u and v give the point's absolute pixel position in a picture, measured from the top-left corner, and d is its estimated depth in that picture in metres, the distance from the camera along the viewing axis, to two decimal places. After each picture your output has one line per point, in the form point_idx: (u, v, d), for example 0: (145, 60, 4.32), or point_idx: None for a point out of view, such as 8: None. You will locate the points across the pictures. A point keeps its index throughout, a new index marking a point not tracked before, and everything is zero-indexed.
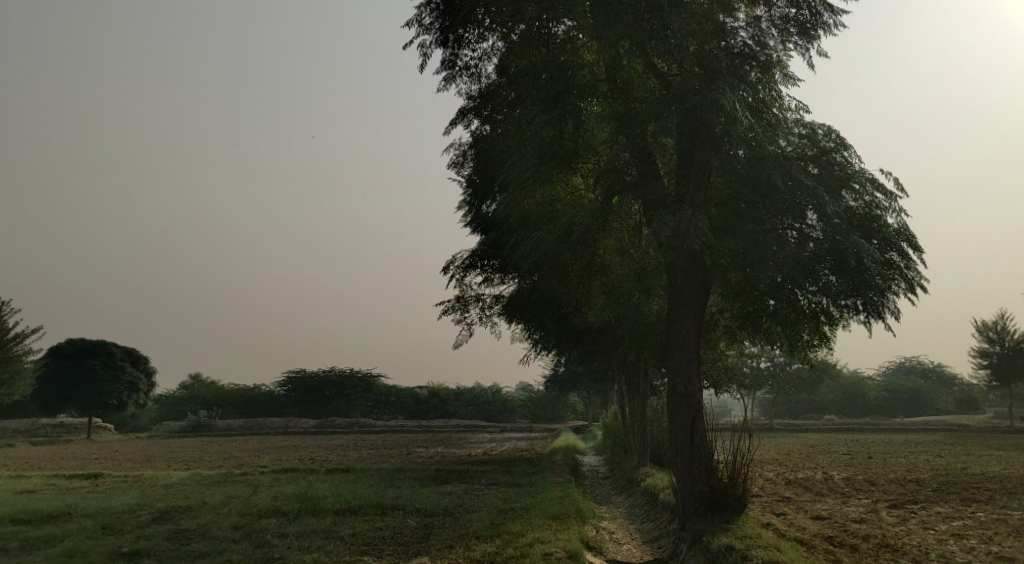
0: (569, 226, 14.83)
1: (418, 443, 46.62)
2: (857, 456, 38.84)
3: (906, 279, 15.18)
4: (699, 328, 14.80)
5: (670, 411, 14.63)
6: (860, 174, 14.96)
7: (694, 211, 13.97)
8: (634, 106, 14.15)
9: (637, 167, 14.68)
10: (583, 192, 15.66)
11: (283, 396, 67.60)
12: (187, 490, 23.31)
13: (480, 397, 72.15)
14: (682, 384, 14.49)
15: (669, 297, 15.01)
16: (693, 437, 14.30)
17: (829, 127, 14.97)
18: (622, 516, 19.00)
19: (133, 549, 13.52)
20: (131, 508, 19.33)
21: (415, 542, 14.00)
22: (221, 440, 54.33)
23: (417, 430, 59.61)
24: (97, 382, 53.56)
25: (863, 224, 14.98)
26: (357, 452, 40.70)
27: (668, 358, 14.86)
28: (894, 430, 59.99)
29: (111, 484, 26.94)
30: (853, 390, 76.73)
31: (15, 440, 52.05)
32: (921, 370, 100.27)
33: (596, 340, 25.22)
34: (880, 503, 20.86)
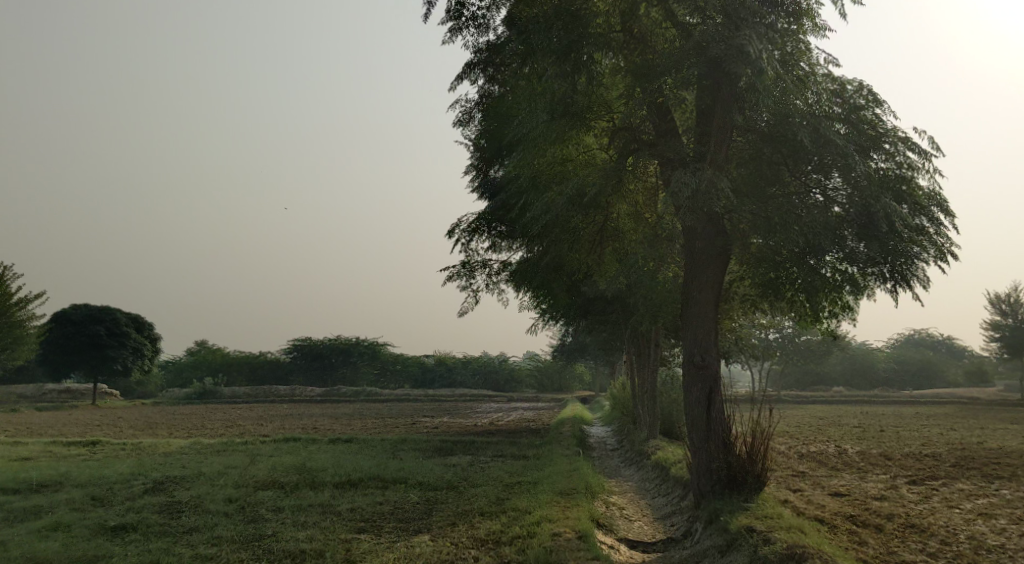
0: (581, 187, 13.74)
1: (423, 412, 46.21)
2: (868, 429, 38.19)
3: (936, 246, 14.27)
4: (718, 295, 13.95)
5: (685, 384, 13.80)
6: (893, 132, 14.01)
7: (714, 170, 13.04)
8: (652, 58, 13.17)
9: (654, 123, 13.79)
10: (597, 151, 14.72)
11: (288, 364, 67.20)
12: (186, 459, 22.73)
13: (487, 366, 71.78)
14: (698, 354, 13.64)
15: (686, 263, 14.13)
16: (710, 410, 13.44)
17: (860, 83, 14.01)
18: (633, 490, 18.30)
19: (120, 523, 12.87)
20: (127, 478, 18.76)
21: (416, 518, 13.32)
22: (227, 407, 54.03)
23: (423, 399, 59.22)
24: (102, 348, 53.14)
25: (895, 185, 14.04)
26: (363, 422, 40.21)
27: (683, 327, 14.02)
28: (904, 402, 59.41)
29: (110, 451, 26.46)
30: (862, 362, 76.05)
31: (19, 405, 51.78)
32: (930, 342, 99.32)
33: (606, 309, 24.46)
34: (899, 479, 20.11)
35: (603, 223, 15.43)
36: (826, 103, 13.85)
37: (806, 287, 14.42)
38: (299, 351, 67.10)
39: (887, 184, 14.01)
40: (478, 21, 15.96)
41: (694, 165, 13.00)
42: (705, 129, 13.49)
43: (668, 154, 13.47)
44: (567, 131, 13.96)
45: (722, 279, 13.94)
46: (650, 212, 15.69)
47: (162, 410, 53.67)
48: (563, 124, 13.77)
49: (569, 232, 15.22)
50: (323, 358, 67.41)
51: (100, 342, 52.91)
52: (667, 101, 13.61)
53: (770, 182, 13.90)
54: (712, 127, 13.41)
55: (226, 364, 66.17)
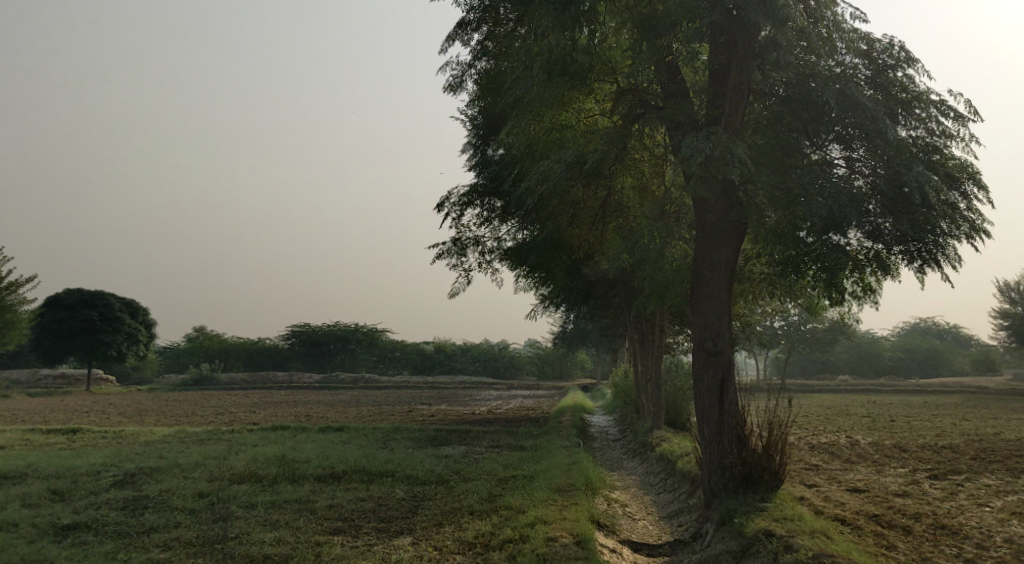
0: (581, 154, 12.42)
1: (422, 399, 45.25)
2: (878, 418, 37.00)
3: (970, 221, 12.97)
4: (732, 275, 12.69)
5: (696, 372, 12.58)
6: (926, 96, 12.70)
7: (731, 135, 11.68)
8: (660, 8, 11.77)
9: (662, 85, 12.45)
10: (599, 117, 13.42)
11: (287, 351, 66.15)
12: (166, 449, 21.57)
13: (487, 353, 70.67)
14: (710, 340, 12.41)
15: (696, 240, 12.89)
16: (723, 400, 12.22)
17: (890, 41, 12.66)
18: (635, 484, 17.14)
19: (74, 522, 11.72)
20: (98, 470, 17.61)
21: (399, 517, 12.14)
22: (222, 394, 52.95)
23: (421, 386, 58.06)
24: (96, 332, 52.04)
25: (926, 155, 12.72)
26: (359, 409, 39.13)
27: (692, 309, 12.79)
28: (910, 391, 58.24)
29: (91, 439, 25.40)
30: (868, 350, 74.89)
31: (10, 390, 50.74)
32: (936, 330, 97.91)
33: (609, 291, 23.26)
34: (919, 474, 18.88)
35: (605, 197, 14.15)
36: (856, 61, 12.50)
37: (827, 267, 13.14)
38: (297, 338, 66.00)
39: (918, 152, 12.67)
40: None
41: (706, 129, 11.66)
42: (719, 90, 12.13)
43: (676, 118, 12.16)
44: (566, 92, 12.71)
45: (736, 257, 12.68)
46: (656, 185, 14.43)
47: (156, 396, 52.61)
48: (562, 84, 12.49)
49: (569, 205, 13.95)
50: (322, 344, 66.44)
51: (93, 327, 51.79)
52: (677, 58, 12.25)
53: (789, 152, 12.58)
54: (727, 88, 12.00)
55: (224, 351, 65.09)
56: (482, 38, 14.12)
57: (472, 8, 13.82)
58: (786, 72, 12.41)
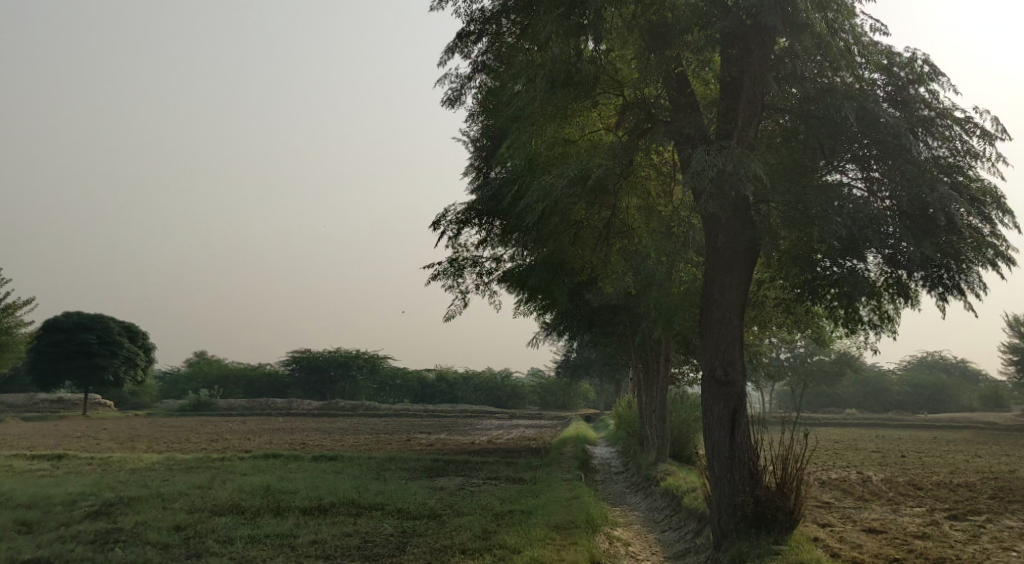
0: (585, 169, 11.73)
1: (421, 428, 44.30)
2: (888, 454, 35.99)
3: (998, 246, 12.19)
4: (744, 300, 11.91)
5: (705, 404, 11.78)
6: (950, 113, 11.97)
7: (744, 150, 10.96)
8: (668, 17, 11.12)
9: (670, 97, 11.75)
10: (604, 132, 12.74)
11: (286, 377, 65.34)
12: (151, 477, 20.70)
13: (489, 382, 69.67)
14: (720, 369, 11.63)
15: (706, 262, 12.15)
16: (734, 433, 11.40)
17: (915, 54, 11.88)
18: (638, 521, 16.28)
19: (35, 558, 10.91)
20: (74, 499, 16.77)
21: (385, 555, 11.30)
22: (219, 420, 52.05)
23: (422, 414, 57.06)
24: (93, 357, 51.25)
25: (951, 175, 11.96)
26: (357, 438, 38.22)
27: (702, 335, 12.02)
28: (920, 426, 56.97)
29: (76, 466, 24.51)
30: (875, 384, 73.75)
31: (5, 414, 49.90)
32: (943, 364, 96.49)
33: (613, 317, 22.53)
34: (937, 514, 17.97)
35: (609, 217, 13.46)
36: (880, 77, 11.80)
37: (844, 293, 12.39)
38: (298, 364, 65.19)
39: (944, 173, 11.91)
40: None
41: (718, 143, 10.95)
42: (731, 102, 11.42)
43: (686, 132, 11.44)
44: (569, 104, 12.05)
45: (749, 281, 11.91)
46: (663, 205, 13.74)
47: (151, 421, 51.71)
48: (563, 95, 11.83)
49: (570, 225, 13.27)
50: (323, 370, 65.62)
51: (90, 351, 51.01)
52: (688, 69, 11.55)
53: (806, 170, 11.82)
54: (740, 100, 11.29)
55: (223, 376, 64.23)
56: (483, 50, 13.47)
57: (472, 19, 13.18)
58: (803, 85, 11.65)
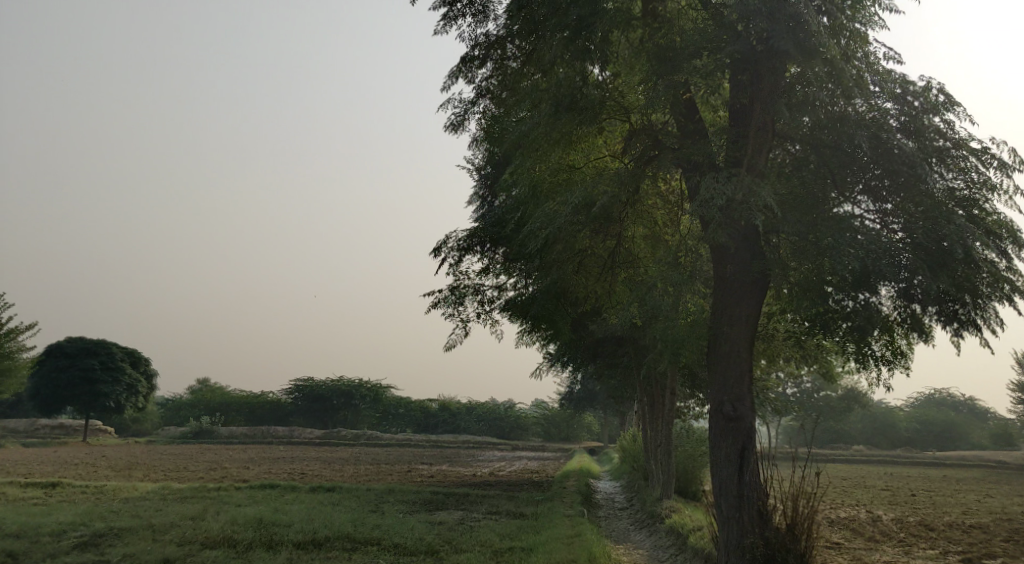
0: (590, 196, 11.46)
1: (423, 458, 43.74)
2: (898, 492, 35.35)
3: (1016, 281, 11.80)
4: (753, 333, 11.54)
5: (713, 441, 11.36)
6: (965, 144, 11.65)
7: (754, 178, 10.67)
8: (677, 43, 10.92)
9: (678, 124, 11.50)
10: (610, 159, 12.49)
11: (289, 405, 64.89)
12: (144, 507, 20.26)
13: (492, 413, 69.09)
14: (728, 404, 11.23)
15: (714, 294, 11.82)
16: (743, 472, 10.97)
17: (930, 83, 11.59)
18: (642, 560, 15.78)
19: None
20: (63, 529, 16.33)
21: None
22: (220, 448, 51.53)
23: (424, 445, 56.48)
24: (94, 383, 50.89)
25: (966, 208, 11.62)
26: (358, 468, 37.72)
27: (709, 369, 11.65)
28: (928, 464, 56.13)
29: (70, 494, 24.05)
30: (882, 420, 72.93)
31: (4, 439, 49.45)
32: (952, 401, 95.43)
33: (618, 349, 22.18)
34: (951, 556, 17.43)
35: (615, 246, 13.19)
36: (893, 107, 11.53)
37: (854, 326, 12.04)
38: (300, 392, 64.75)
39: (960, 205, 11.57)
40: (477, 7, 13.38)
41: (727, 170, 10.67)
42: (741, 129, 11.16)
43: (693, 159, 11.15)
44: (575, 130, 11.82)
45: (758, 313, 11.54)
46: (670, 234, 13.46)
47: (151, 449, 51.19)
48: (569, 121, 11.60)
49: (574, 254, 12.97)
50: (325, 399, 65.16)
51: (93, 377, 50.67)
52: (696, 95, 11.30)
53: (817, 200, 11.50)
54: (750, 127, 11.02)
55: (225, 404, 63.78)
56: (487, 75, 13.27)
57: (477, 43, 13.00)
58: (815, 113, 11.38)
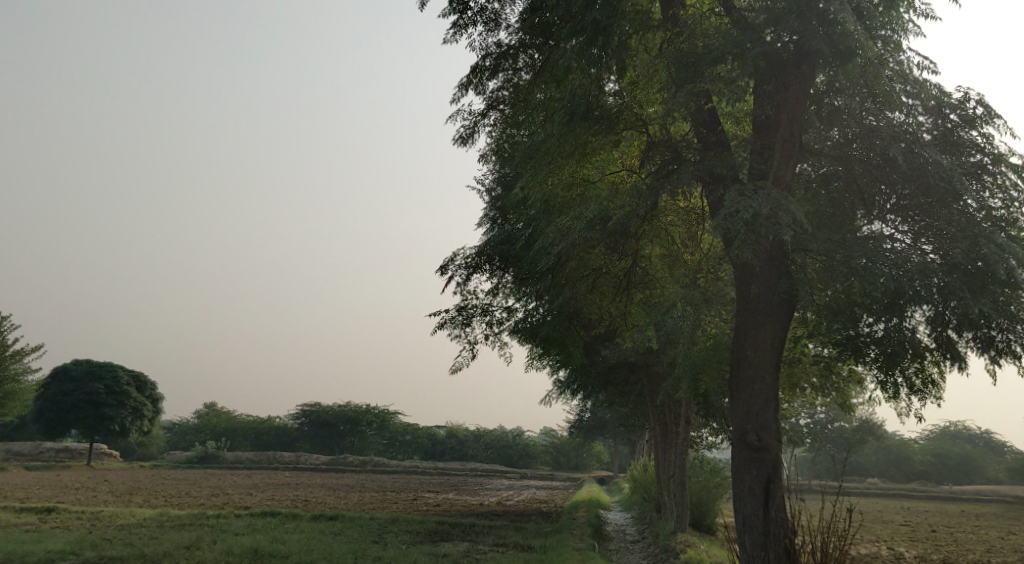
0: (606, 209, 10.85)
1: (429, 487, 42.84)
2: (918, 527, 34.26)
3: None
4: (780, 357, 10.80)
5: (735, 473, 10.61)
6: (1004, 158, 10.95)
7: (781, 191, 10.02)
8: (700, 48, 10.36)
9: (699, 136, 10.89)
10: (626, 174, 11.92)
11: (295, 431, 64.14)
12: (139, 535, 19.51)
13: (500, 441, 68.13)
14: (752, 433, 10.49)
15: (736, 315, 11.10)
16: (768, 506, 10.21)
17: (967, 92, 10.92)
18: None
19: None
20: (52, 558, 15.61)
21: None
22: (225, 474, 50.72)
23: (431, 472, 55.62)
24: (99, 406, 50.24)
25: (1006, 226, 10.87)
26: (363, 496, 36.85)
27: (731, 395, 10.91)
28: (946, 498, 54.81)
29: (65, 520, 23.34)
30: (896, 452, 71.51)
31: (7, 462, 48.75)
32: (968, 435, 93.58)
33: (630, 376, 21.45)
34: None
35: (631, 264, 12.58)
36: (929, 120, 10.86)
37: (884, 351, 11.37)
38: (307, 418, 64.01)
39: (999, 223, 10.84)
40: (488, 15, 12.86)
41: (752, 183, 10.03)
42: (767, 140, 10.53)
43: (716, 171, 10.50)
44: (590, 141, 11.26)
45: (785, 337, 10.81)
46: (689, 254, 12.91)
47: (154, 474, 50.40)
48: (584, 131, 11.09)
49: (588, 273, 12.34)
50: (332, 425, 64.38)
51: (98, 401, 50.04)
52: (719, 104, 10.70)
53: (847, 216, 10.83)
54: (776, 139, 10.42)
55: (230, 429, 63.00)
56: (498, 86, 12.68)
57: (488, 53, 12.42)
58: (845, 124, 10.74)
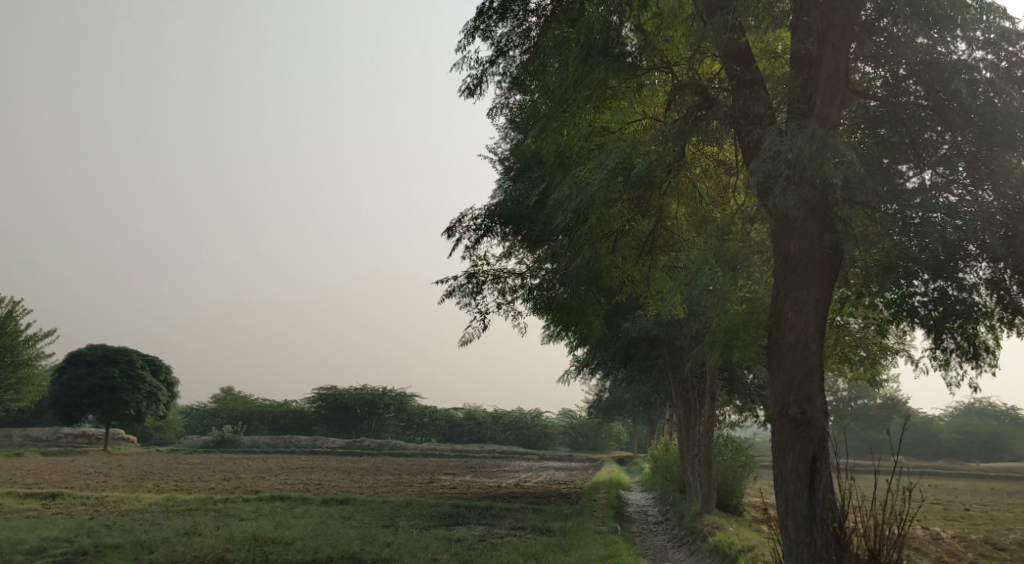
0: (628, 158, 9.82)
1: (446, 469, 42.10)
2: (951, 506, 33.09)
3: None
4: (825, 320, 9.69)
5: (777, 450, 9.55)
6: None
7: (826, 128, 8.88)
8: None
9: (732, 74, 9.74)
10: (647, 122, 10.88)
11: (312, 414, 63.58)
12: (141, 521, 18.70)
13: (519, 422, 67.37)
14: (795, 405, 9.42)
15: (774, 275, 10.00)
16: (814, 485, 9.16)
17: None
18: None
19: None
20: (44, 548, 14.71)
21: None
22: (240, 458, 50.19)
23: (449, 454, 54.98)
24: (115, 391, 49.66)
25: None
26: (378, 478, 36.14)
27: (771, 363, 9.83)
28: (975, 476, 53.37)
29: (70, 506, 22.60)
30: (921, 430, 70.12)
31: (24, 448, 48.40)
32: (993, 411, 91.74)
33: (652, 351, 20.42)
34: None
35: (656, 221, 11.59)
36: (989, 58, 9.70)
37: (927, 320, 10.28)
38: (324, 401, 63.46)
39: None
40: None
41: (793, 121, 8.89)
42: (807, 74, 9.37)
43: (752, 112, 9.37)
44: (610, 83, 10.20)
45: (830, 298, 9.69)
46: (719, 211, 11.88)
47: (170, 458, 49.90)
48: (603, 71, 10.03)
49: (609, 231, 11.32)
50: (349, 408, 63.79)
51: (113, 385, 49.45)
52: (754, 35, 9.54)
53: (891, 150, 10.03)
54: (819, 73, 9.16)
55: (247, 413, 62.58)
56: (505, 31, 11.26)
57: None
58: (895, 47, 9.94)
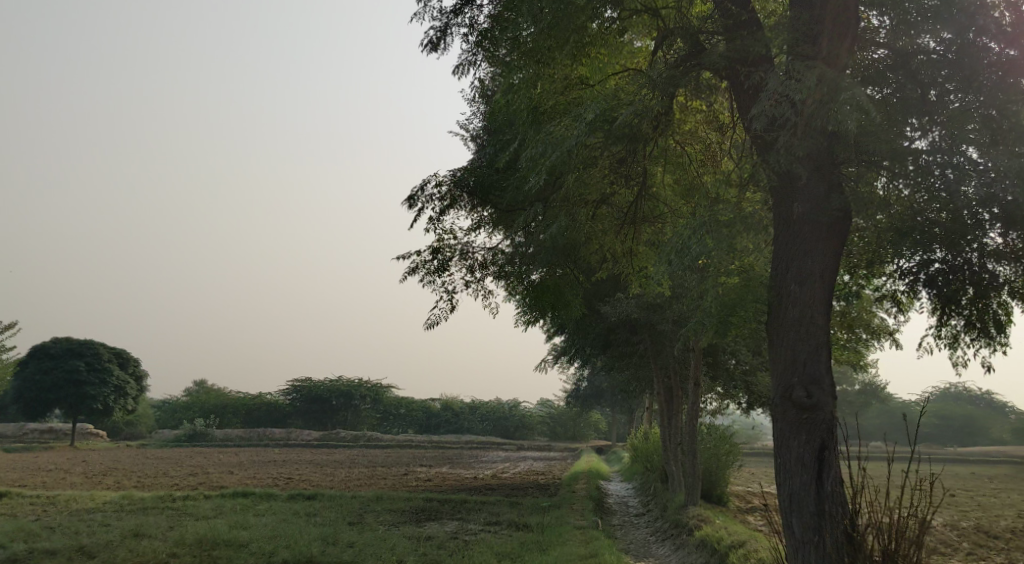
0: (608, 110, 8.73)
1: (422, 461, 40.98)
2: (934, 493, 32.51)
3: None
4: (831, 291, 8.66)
5: (780, 437, 8.51)
6: None
7: (835, 71, 7.87)
8: None
9: (724, 17, 8.73)
10: (626, 74, 9.81)
11: (286, 407, 62.10)
12: (89, 522, 17.35)
13: (496, 412, 66.38)
14: (800, 387, 8.40)
15: (773, 239, 8.99)
16: (822, 476, 8.14)
17: None
18: None
19: None
20: None
21: None
22: (211, 452, 48.72)
23: (425, 445, 54.01)
24: (80, 385, 47.88)
25: None
26: (351, 471, 34.97)
27: (772, 340, 8.78)
28: (953, 461, 53.22)
29: (19, 506, 21.15)
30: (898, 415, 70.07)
31: None
32: (968, 398, 92.22)
33: (632, 336, 19.33)
34: None
35: (639, 187, 10.56)
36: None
37: (937, 294, 9.25)
38: (297, 393, 62.00)
39: None
40: None
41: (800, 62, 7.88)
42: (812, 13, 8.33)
43: (750, 54, 8.32)
44: (586, 27, 9.12)
45: (836, 267, 8.64)
46: (708, 176, 10.96)
47: (137, 454, 48.24)
48: (580, 13, 8.94)
49: (587, 198, 10.26)
50: (323, 400, 62.44)
51: (78, 378, 47.71)
52: None
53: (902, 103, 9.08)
54: (825, 11, 8.14)
55: (218, 406, 60.97)
56: None
57: None
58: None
